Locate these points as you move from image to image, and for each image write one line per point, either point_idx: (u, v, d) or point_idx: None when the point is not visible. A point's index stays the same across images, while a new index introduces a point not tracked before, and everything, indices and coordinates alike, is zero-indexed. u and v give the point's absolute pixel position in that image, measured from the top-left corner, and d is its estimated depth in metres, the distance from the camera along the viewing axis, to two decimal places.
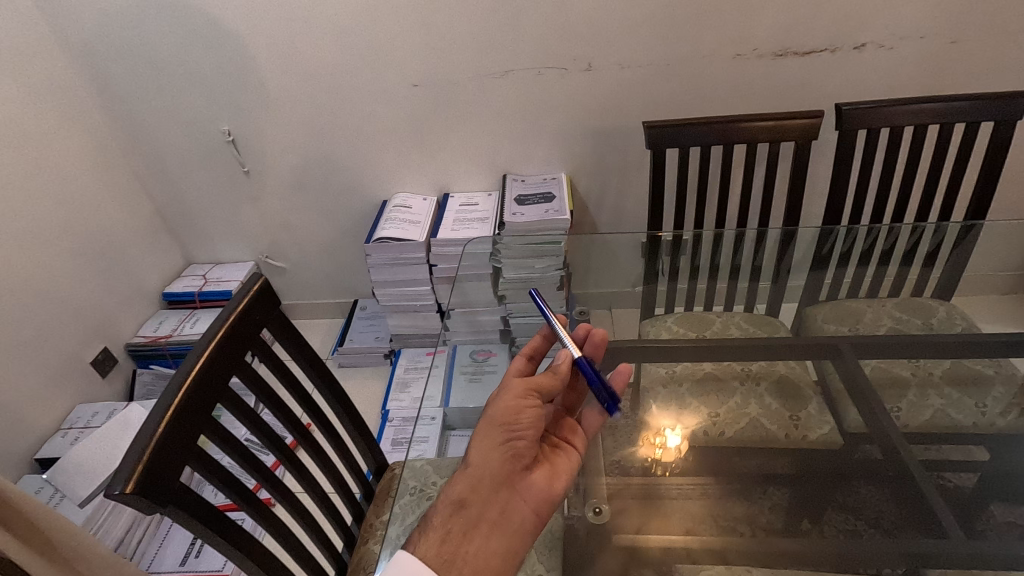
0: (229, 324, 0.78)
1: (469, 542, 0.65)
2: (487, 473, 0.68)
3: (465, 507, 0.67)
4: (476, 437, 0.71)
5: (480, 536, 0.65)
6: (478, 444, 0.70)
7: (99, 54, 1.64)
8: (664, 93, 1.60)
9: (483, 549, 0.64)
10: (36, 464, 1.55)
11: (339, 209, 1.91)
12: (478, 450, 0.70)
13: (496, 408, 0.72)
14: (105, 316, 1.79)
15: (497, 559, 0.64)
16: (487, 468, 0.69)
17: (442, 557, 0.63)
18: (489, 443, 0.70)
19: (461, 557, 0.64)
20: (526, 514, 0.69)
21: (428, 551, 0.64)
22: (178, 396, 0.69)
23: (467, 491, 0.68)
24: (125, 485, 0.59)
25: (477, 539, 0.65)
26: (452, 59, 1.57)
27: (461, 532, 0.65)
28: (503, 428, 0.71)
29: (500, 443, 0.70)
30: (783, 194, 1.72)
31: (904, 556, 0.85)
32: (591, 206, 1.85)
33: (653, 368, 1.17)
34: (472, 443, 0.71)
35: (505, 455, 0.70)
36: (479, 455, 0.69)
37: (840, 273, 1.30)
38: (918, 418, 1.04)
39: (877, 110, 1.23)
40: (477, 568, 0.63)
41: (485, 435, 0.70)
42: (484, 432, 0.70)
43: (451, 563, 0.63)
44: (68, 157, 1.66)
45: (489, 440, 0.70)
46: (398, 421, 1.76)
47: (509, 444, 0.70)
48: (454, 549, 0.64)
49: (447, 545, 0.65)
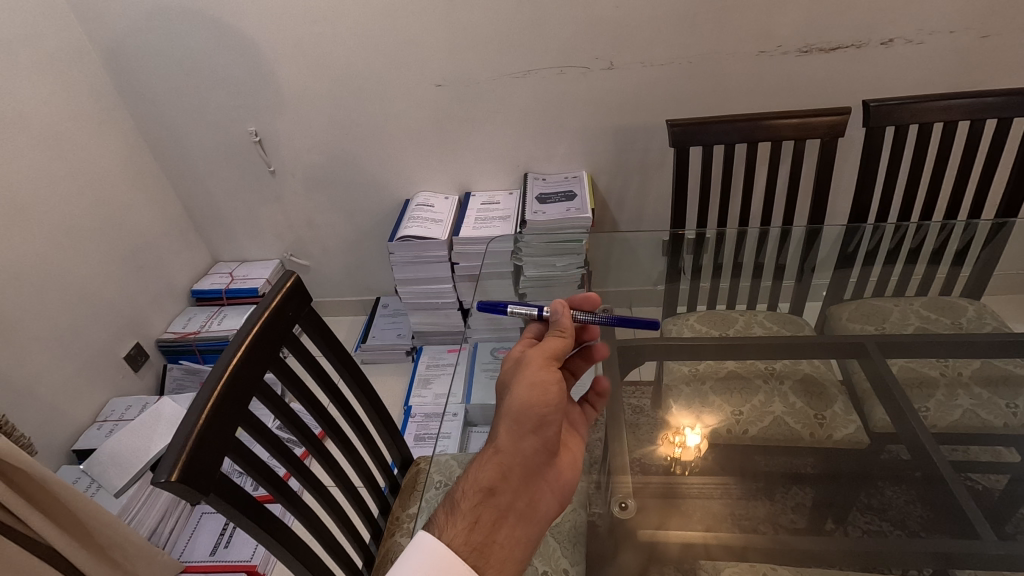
0: (264, 320, 0.80)
1: (498, 530, 0.68)
2: (518, 462, 0.72)
3: (495, 495, 0.69)
4: (508, 420, 0.72)
5: (508, 525, 0.69)
6: (510, 430, 0.72)
7: (128, 58, 1.67)
8: (686, 91, 1.59)
9: (511, 539, 0.68)
10: (73, 455, 1.60)
11: (362, 208, 1.94)
12: (510, 436, 0.72)
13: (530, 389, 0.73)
14: (136, 312, 1.84)
15: (523, 549, 0.68)
16: (518, 456, 0.72)
17: (472, 547, 0.66)
18: (521, 431, 0.72)
19: (491, 545, 0.66)
20: (547, 505, 0.74)
21: (456, 540, 0.66)
22: (217, 388, 0.71)
23: (498, 479, 0.70)
24: (171, 474, 0.62)
25: (506, 528, 0.68)
26: (474, 59, 1.58)
27: (490, 520, 0.68)
28: (538, 415, 0.72)
29: (532, 431, 0.73)
30: (806, 192, 1.71)
31: (929, 556, 0.85)
32: (611, 204, 1.86)
33: (676, 366, 1.17)
34: (503, 426, 0.72)
35: (535, 445, 0.73)
36: (511, 443, 0.72)
37: (867, 271, 1.29)
38: (947, 418, 1.03)
39: (904, 107, 1.21)
40: (504, 557, 0.67)
41: (519, 421, 0.72)
42: (518, 417, 0.72)
43: (481, 553, 0.66)
44: (101, 158, 1.71)
45: (523, 427, 0.72)
46: (421, 417, 1.78)
47: (539, 432, 0.73)
48: (484, 538, 0.67)
49: (477, 533, 0.67)
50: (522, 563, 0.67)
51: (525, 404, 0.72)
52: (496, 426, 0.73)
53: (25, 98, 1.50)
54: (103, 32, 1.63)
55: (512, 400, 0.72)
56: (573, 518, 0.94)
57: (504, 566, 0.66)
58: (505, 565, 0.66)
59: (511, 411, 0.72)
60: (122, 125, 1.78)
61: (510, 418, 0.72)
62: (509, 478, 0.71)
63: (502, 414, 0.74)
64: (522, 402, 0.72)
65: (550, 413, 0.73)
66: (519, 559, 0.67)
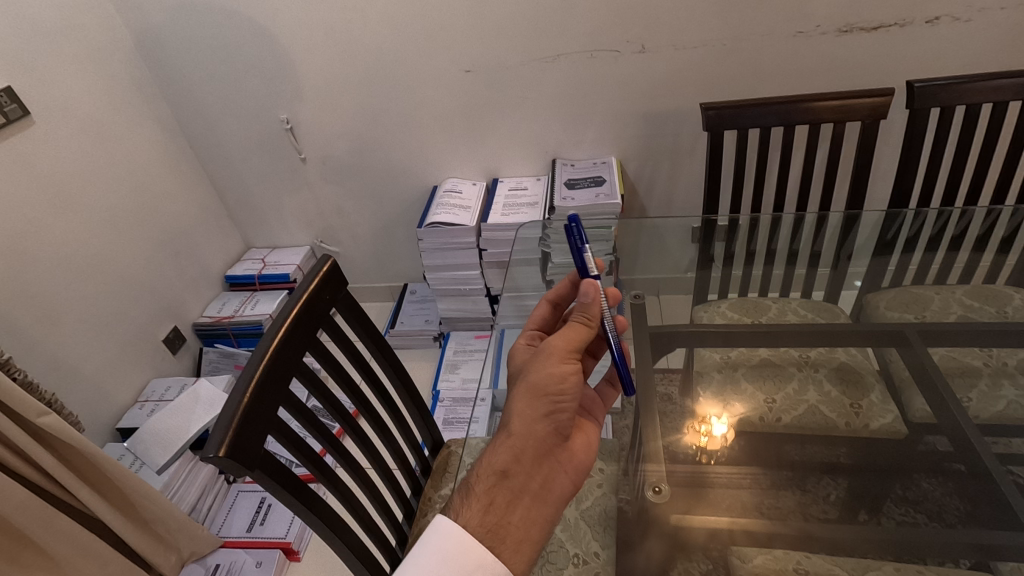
0: (302, 305, 0.82)
1: (512, 512, 0.68)
2: (532, 444, 0.72)
3: (508, 477, 0.70)
4: (520, 405, 0.73)
5: (523, 506, 0.69)
6: (522, 413, 0.72)
7: (163, 47, 1.70)
8: (720, 74, 1.56)
9: (525, 520, 0.69)
10: (117, 433, 1.67)
11: (391, 195, 1.96)
12: (523, 419, 0.72)
13: (541, 376, 0.73)
14: (174, 296, 1.89)
15: (537, 530, 0.69)
16: (531, 439, 0.71)
17: (486, 528, 0.66)
18: (534, 414, 0.72)
19: (505, 526, 0.67)
20: (564, 484, 0.73)
21: (471, 521, 0.67)
22: (259, 368, 0.73)
23: (512, 462, 0.70)
24: (218, 449, 0.64)
25: (520, 509, 0.69)
26: (503, 44, 1.58)
27: (504, 502, 0.69)
28: (551, 400, 0.73)
29: (544, 413, 0.72)
30: (845, 176, 1.67)
31: (968, 548, 0.84)
32: (640, 190, 1.84)
33: (707, 354, 1.16)
34: (516, 410, 0.72)
35: (549, 428, 0.73)
36: (524, 425, 0.71)
37: (906, 258, 1.26)
38: (991, 409, 1.00)
39: (952, 87, 1.16)
40: (520, 537, 0.67)
41: (532, 405, 0.72)
42: (531, 401, 0.72)
43: (496, 533, 0.67)
44: (139, 145, 1.76)
45: (535, 410, 0.72)
46: (449, 402, 1.80)
47: (552, 416, 0.73)
48: (499, 519, 0.67)
49: (492, 514, 0.68)
50: (538, 543, 0.68)
51: (536, 392, 0.72)
52: (509, 410, 0.73)
53: (67, 87, 1.54)
54: (141, 22, 1.67)
55: (525, 386, 0.73)
56: (603, 503, 0.96)
57: (520, 546, 0.67)
58: (521, 545, 0.67)
59: (524, 396, 0.73)
60: (158, 114, 1.82)
61: (522, 402, 0.72)
62: (523, 460, 0.71)
63: (513, 399, 0.74)
64: (534, 389, 0.72)
65: (563, 398, 0.73)
66: (535, 539, 0.68)
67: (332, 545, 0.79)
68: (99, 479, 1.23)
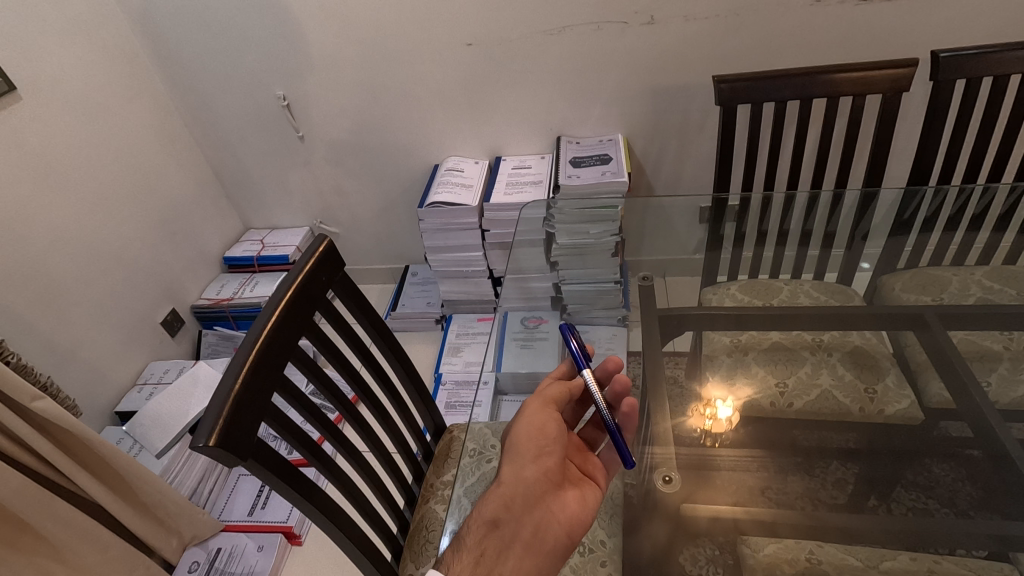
0: (296, 287, 0.78)
1: (503, 562, 0.65)
2: (521, 493, 0.69)
3: (499, 527, 0.67)
4: (507, 454, 0.72)
5: (513, 557, 0.65)
6: (509, 463, 0.71)
7: (156, 20, 1.65)
8: (732, 47, 1.50)
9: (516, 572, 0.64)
10: (117, 416, 1.66)
11: (391, 175, 1.91)
12: (510, 469, 0.70)
13: (524, 426, 0.73)
14: (172, 278, 1.86)
15: None
16: (520, 487, 0.69)
17: None
18: (520, 463, 0.70)
19: None
20: (558, 536, 0.69)
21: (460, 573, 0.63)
22: (252, 353, 0.70)
23: (501, 511, 0.68)
24: (209, 439, 0.61)
25: (511, 561, 0.65)
26: (507, 16, 1.51)
27: (495, 552, 0.66)
28: (535, 447, 0.72)
29: (531, 461, 0.71)
30: (858, 153, 1.62)
31: (985, 537, 0.81)
32: (647, 168, 1.79)
33: (717, 336, 1.13)
34: (503, 461, 0.72)
35: (539, 475, 0.70)
36: (512, 475, 0.70)
37: (924, 238, 1.21)
38: (1010, 395, 0.96)
39: (978, 57, 1.11)
40: None
41: (517, 452, 0.71)
42: (516, 448, 0.71)
43: None
44: (133, 123, 1.71)
45: (522, 459, 0.71)
46: (452, 385, 1.78)
47: (542, 463, 0.71)
48: (489, 570, 0.64)
49: (481, 567, 0.64)
50: None
51: (520, 441, 0.72)
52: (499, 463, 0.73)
53: (56, 61, 1.49)
54: None
55: (511, 438, 0.73)
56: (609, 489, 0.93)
57: None
58: None
59: (510, 447, 0.72)
60: (152, 91, 1.77)
61: (509, 452, 0.72)
62: (512, 509, 0.68)
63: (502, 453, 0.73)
64: (518, 439, 0.72)
65: (547, 444, 0.72)
66: None
67: (331, 535, 0.77)
68: (99, 467, 1.22)
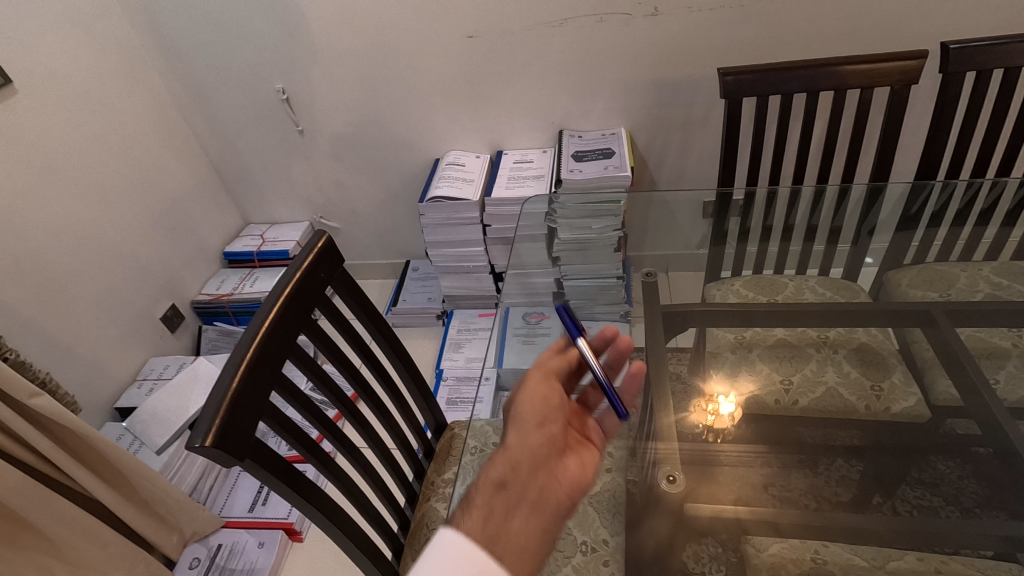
0: (295, 283, 0.77)
1: (512, 518, 0.62)
2: (526, 455, 0.68)
3: (506, 487, 0.65)
4: (511, 422, 0.71)
5: (522, 514, 0.63)
6: (513, 430, 0.70)
7: (154, 12, 1.63)
8: (738, 39, 1.48)
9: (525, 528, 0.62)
10: (117, 412, 1.65)
11: (392, 169, 1.89)
12: (515, 433, 0.70)
13: (527, 394, 0.73)
14: (171, 273, 1.85)
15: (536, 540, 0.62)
16: (525, 451, 0.68)
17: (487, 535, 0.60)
18: (525, 428, 0.70)
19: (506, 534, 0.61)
20: (562, 500, 0.67)
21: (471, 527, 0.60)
22: (249, 350, 0.69)
23: (507, 472, 0.66)
24: (205, 439, 0.60)
25: (520, 517, 0.63)
26: (509, 7, 1.49)
27: (503, 510, 0.63)
28: (538, 415, 0.71)
29: (535, 428, 0.70)
30: (864, 146, 1.60)
31: (992, 537, 0.80)
32: (650, 162, 1.77)
33: (721, 333, 1.12)
34: (506, 430, 0.71)
35: (543, 441, 0.70)
36: (517, 438, 0.69)
37: (931, 233, 1.20)
38: (1019, 392, 0.94)
39: (990, 48, 1.09)
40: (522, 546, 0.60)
41: (521, 419, 0.70)
42: (520, 415, 0.71)
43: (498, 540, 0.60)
44: (131, 116, 1.69)
45: (527, 425, 0.70)
46: (452, 381, 1.77)
47: (545, 430, 0.71)
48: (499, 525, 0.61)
49: (491, 523, 0.61)
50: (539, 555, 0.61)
51: (524, 407, 0.71)
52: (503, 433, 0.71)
53: (53, 55, 1.48)
54: None
55: (514, 407, 0.72)
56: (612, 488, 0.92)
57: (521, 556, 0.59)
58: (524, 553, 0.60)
59: (514, 415, 0.71)
60: (150, 84, 1.75)
61: (513, 420, 0.71)
62: (518, 471, 0.67)
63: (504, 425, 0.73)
64: (521, 407, 0.71)
65: (550, 412, 0.72)
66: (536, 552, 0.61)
67: (330, 535, 0.76)
68: (102, 465, 1.22)
